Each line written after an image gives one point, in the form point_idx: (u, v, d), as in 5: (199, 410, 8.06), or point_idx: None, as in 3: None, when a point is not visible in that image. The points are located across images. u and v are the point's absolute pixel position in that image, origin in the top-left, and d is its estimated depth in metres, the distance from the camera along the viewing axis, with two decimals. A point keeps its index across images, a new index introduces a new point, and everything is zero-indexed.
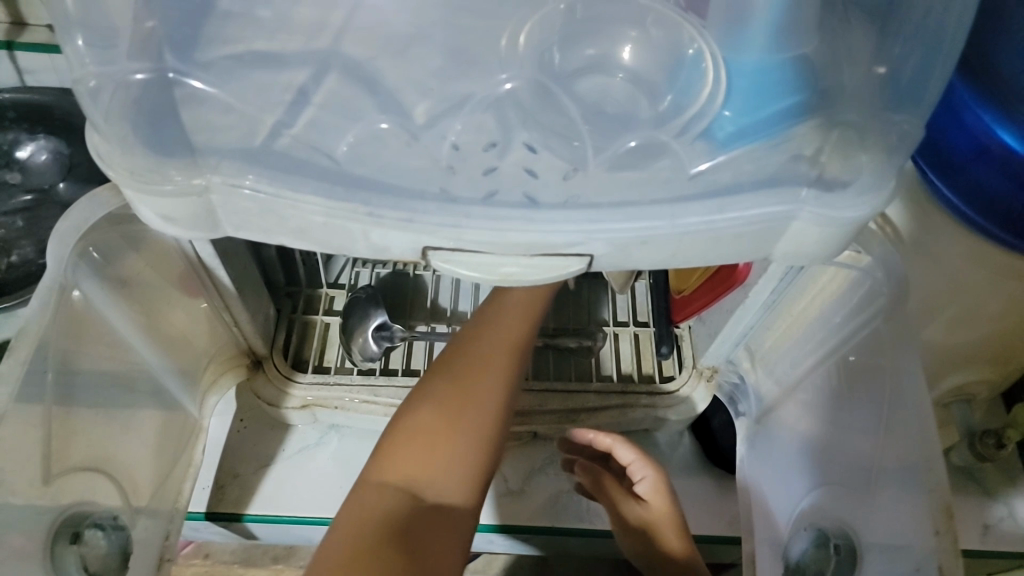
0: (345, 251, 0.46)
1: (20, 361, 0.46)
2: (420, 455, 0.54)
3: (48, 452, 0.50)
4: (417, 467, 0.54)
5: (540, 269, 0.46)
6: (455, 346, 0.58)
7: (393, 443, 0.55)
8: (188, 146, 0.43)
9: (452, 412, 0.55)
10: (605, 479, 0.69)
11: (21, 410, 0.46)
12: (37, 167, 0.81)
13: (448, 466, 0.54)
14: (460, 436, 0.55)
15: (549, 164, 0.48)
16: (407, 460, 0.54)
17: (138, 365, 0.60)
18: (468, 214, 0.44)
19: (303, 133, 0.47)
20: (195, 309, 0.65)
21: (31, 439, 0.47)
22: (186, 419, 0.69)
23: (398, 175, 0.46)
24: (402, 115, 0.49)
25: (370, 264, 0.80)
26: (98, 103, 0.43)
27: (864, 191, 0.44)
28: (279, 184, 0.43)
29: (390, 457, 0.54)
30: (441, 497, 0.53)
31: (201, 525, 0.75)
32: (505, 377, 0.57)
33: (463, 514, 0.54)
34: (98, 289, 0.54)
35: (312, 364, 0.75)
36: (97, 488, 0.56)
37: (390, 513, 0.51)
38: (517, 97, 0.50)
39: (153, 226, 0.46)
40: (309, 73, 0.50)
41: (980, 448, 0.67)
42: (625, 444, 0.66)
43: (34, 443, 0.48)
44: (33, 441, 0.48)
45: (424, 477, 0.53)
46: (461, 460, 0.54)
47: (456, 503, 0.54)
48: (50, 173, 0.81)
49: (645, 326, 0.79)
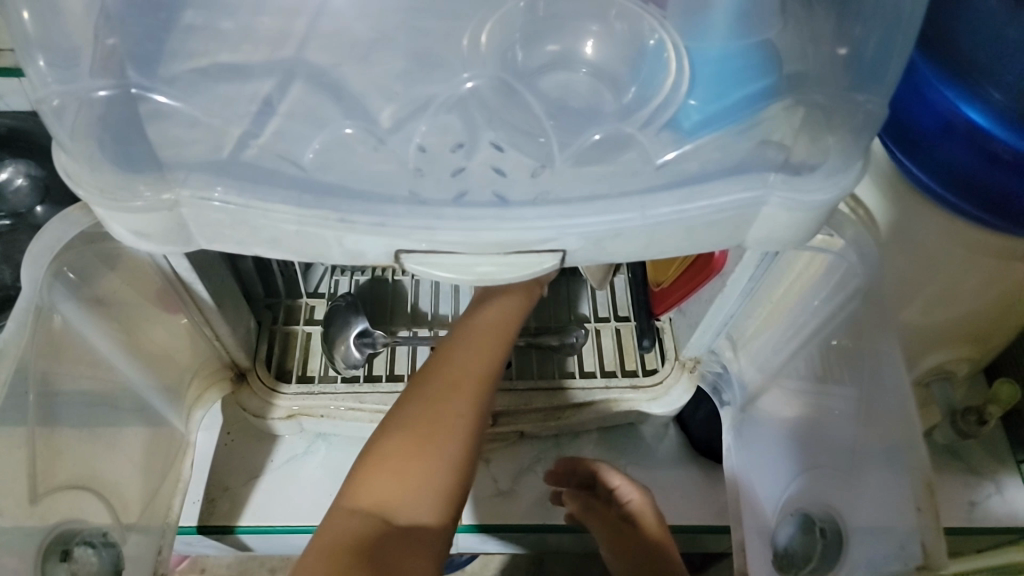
0: (320, 258, 0.46)
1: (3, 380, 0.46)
2: (393, 480, 0.53)
3: (34, 473, 0.50)
4: (391, 492, 0.53)
5: (514, 267, 0.46)
6: (427, 370, 0.58)
7: (367, 468, 0.54)
8: (157, 160, 0.44)
9: (426, 432, 0.54)
10: (593, 502, 0.69)
11: (6, 432, 0.46)
12: (12, 193, 0.80)
13: (422, 488, 0.53)
14: (433, 454, 0.54)
15: (516, 162, 0.48)
16: (380, 485, 0.53)
17: (116, 384, 0.60)
18: (442, 215, 0.45)
19: (271, 142, 0.47)
20: (175, 325, 0.65)
21: (17, 461, 0.47)
22: (171, 435, 0.69)
23: (366, 180, 0.46)
24: (368, 121, 0.49)
25: (349, 272, 0.80)
26: (63, 122, 0.43)
27: (833, 173, 0.45)
28: (248, 194, 0.43)
29: (362, 479, 0.54)
30: (412, 522, 0.52)
31: (194, 540, 0.75)
32: (476, 396, 0.56)
33: (437, 535, 0.53)
34: (77, 308, 0.54)
35: (295, 374, 0.74)
36: (86, 507, 0.55)
37: (362, 538, 0.50)
38: (483, 97, 0.51)
39: (127, 242, 0.46)
40: (275, 83, 0.50)
41: (962, 425, 0.68)
42: (610, 467, 0.71)
43: (21, 465, 0.48)
44: (19, 462, 0.48)
45: (397, 502, 0.52)
46: (435, 481, 0.53)
47: (428, 526, 0.53)
48: (26, 198, 0.80)
49: (626, 320, 0.79)
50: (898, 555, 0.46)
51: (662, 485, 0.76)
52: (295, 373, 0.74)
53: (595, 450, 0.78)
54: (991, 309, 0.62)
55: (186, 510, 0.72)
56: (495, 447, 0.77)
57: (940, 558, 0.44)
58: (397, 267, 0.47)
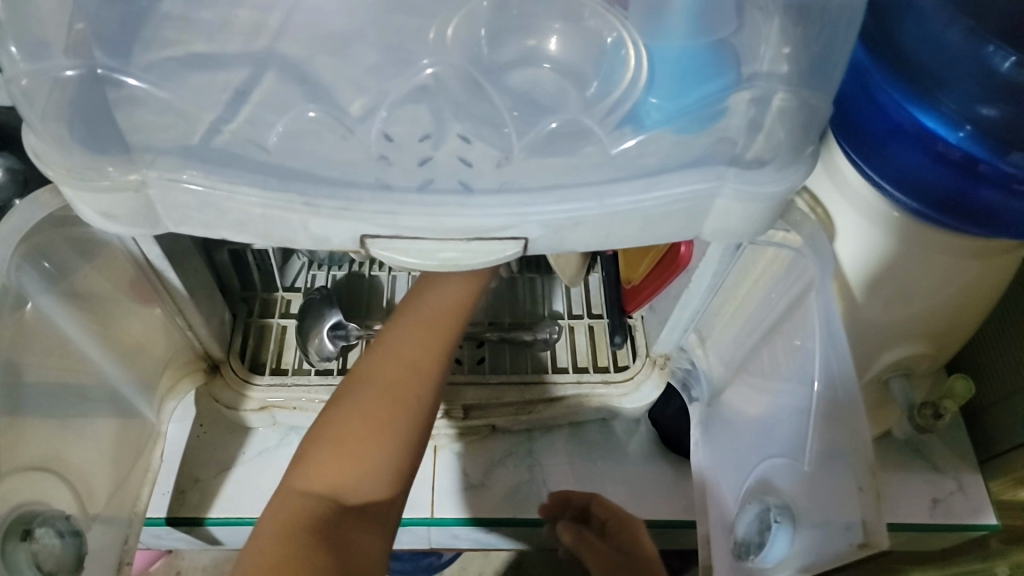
0: (286, 242, 0.47)
1: None
2: (344, 460, 0.54)
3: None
4: (343, 472, 0.54)
5: (477, 252, 0.47)
6: (381, 349, 0.58)
7: (319, 448, 0.55)
8: (126, 142, 0.44)
9: (379, 414, 0.55)
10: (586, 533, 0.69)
11: None
12: None
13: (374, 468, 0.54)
14: (387, 437, 0.55)
15: (482, 152, 0.49)
16: (333, 465, 0.54)
17: (88, 375, 0.60)
18: (405, 202, 0.46)
19: (242, 127, 0.48)
20: (149, 315, 0.66)
21: None
22: (142, 425, 0.69)
23: (333, 167, 0.47)
24: (337, 110, 0.50)
25: (326, 267, 0.81)
26: (34, 103, 0.43)
27: (784, 167, 0.47)
28: (215, 176, 0.44)
29: (315, 463, 0.54)
30: (365, 500, 0.54)
31: (163, 532, 0.75)
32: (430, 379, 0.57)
33: (389, 513, 0.55)
34: (49, 295, 0.54)
35: (269, 366, 0.75)
36: (50, 492, 0.56)
37: (315, 519, 0.51)
38: (451, 89, 0.52)
39: (96, 225, 0.47)
40: (248, 73, 0.51)
41: (918, 420, 0.71)
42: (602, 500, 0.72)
43: None
44: None
45: (349, 482, 0.54)
46: (387, 462, 0.55)
47: (380, 504, 0.55)
48: None
49: (600, 318, 0.80)
50: (842, 535, 0.47)
51: (633, 481, 0.76)
52: (269, 365, 0.75)
53: (568, 446, 0.78)
54: (947, 307, 0.63)
55: (155, 500, 0.72)
56: (468, 442, 0.77)
57: (881, 536, 0.45)
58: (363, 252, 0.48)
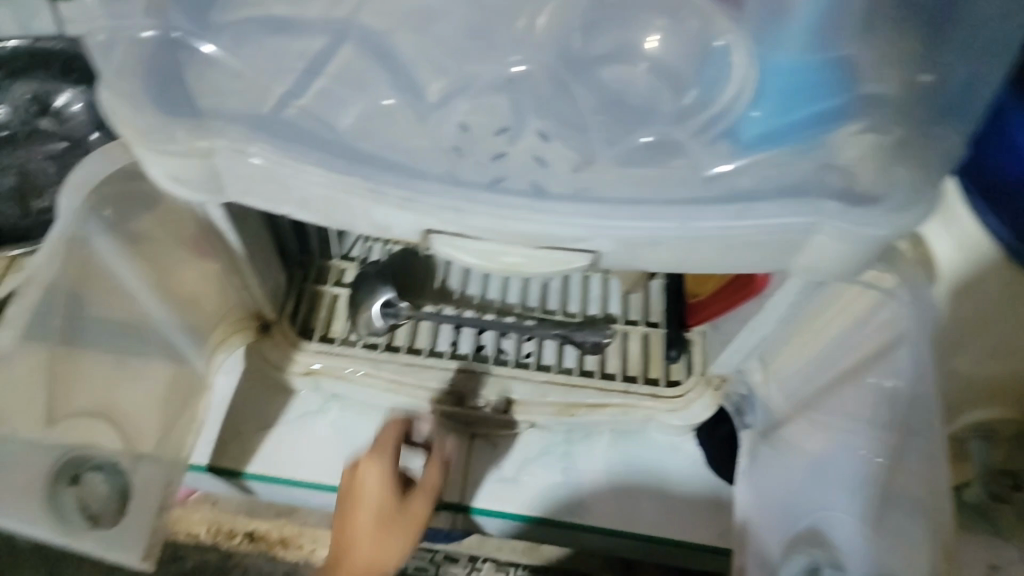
0: (346, 226, 0.45)
1: (28, 304, 0.48)
2: None
3: (53, 391, 0.52)
4: None
5: (542, 262, 0.45)
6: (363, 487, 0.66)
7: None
8: (198, 108, 0.43)
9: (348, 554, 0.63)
10: None
11: (25, 348, 0.48)
12: (71, 117, 0.83)
13: None
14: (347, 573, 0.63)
15: (560, 154, 0.46)
16: None
17: (145, 322, 0.61)
18: (472, 199, 0.43)
19: (314, 102, 0.46)
20: (207, 267, 0.65)
21: (33, 371, 0.49)
22: (192, 375, 0.68)
23: (402, 153, 0.45)
24: (413, 92, 0.48)
25: (383, 239, 0.79)
26: (110, 60, 0.43)
27: (901, 209, 0.42)
28: (282, 151, 0.42)
29: None
30: None
31: (203, 478, 0.76)
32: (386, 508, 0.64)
33: None
34: (109, 240, 0.54)
35: (317, 333, 0.74)
36: (98, 432, 0.56)
37: None
38: (534, 83, 0.49)
39: (163, 186, 0.45)
40: (326, 42, 0.49)
41: (994, 487, 0.66)
42: None
43: (37, 378, 0.50)
44: (35, 375, 0.50)
45: None
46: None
47: None
48: (83, 124, 0.83)
49: (656, 327, 0.76)
50: None
51: (674, 501, 0.73)
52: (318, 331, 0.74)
53: (608, 452, 0.75)
54: None
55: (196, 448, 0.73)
56: (506, 433, 0.75)
57: None
58: (422, 245, 0.46)
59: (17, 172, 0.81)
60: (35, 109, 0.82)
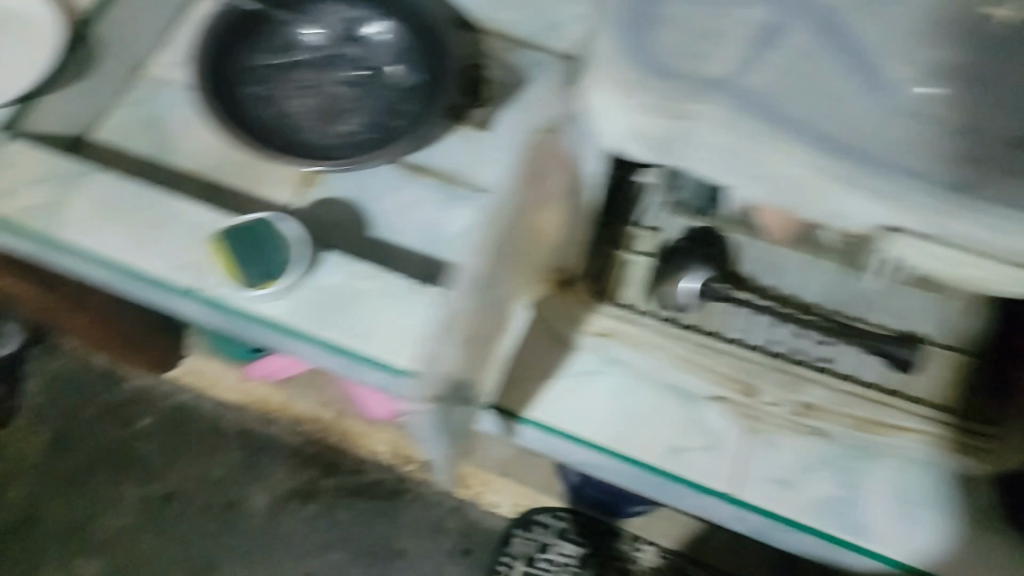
0: (773, 180, 0.57)
1: (471, 282, 0.70)
2: None
3: (475, 313, 0.72)
4: None
5: (931, 221, 0.54)
6: None
7: None
8: (679, 71, 0.56)
9: None
10: None
11: (472, 293, 0.71)
12: (377, 47, 0.99)
13: None
14: None
15: (989, 149, 0.54)
16: None
17: (524, 264, 0.77)
18: (892, 173, 0.53)
19: (764, 77, 0.55)
20: (561, 212, 0.78)
21: (476, 300, 0.71)
22: (505, 320, 0.79)
23: (848, 129, 0.54)
24: (870, 73, 0.55)
25: (687, 215, 0.89)
26: (626, 25, 0.57)
27: None
28: (736, 118, 0.54)
29: None
30: None
31: (477, 419, 0.83)
32: None
33: None
34: (517, 188, 0.72)
35: (615, 299, 0.87)
36: (478, 339, 0.75)
37: None
38: (954, 104, 0.55)
39: (613, 147, 0.62)
40: (774, 18, 0.57)
41: None
42: None
43: (477, 305, 0.72)
44: (477, 300, 0.71)
45: None
46: None
47: None
48: (384, 55, 0.98)
49: (933, 345, 0.85)
50: None
51: (936, 523, 0.76)
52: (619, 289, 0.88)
53: (884, 475, 0.77)
54: None
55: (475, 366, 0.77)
56: (774, 428, 0.79)
57: None
58: (826, 209, 0.58)
59: (323, 90, 0.97)
60: (348, 37, 0.99)
